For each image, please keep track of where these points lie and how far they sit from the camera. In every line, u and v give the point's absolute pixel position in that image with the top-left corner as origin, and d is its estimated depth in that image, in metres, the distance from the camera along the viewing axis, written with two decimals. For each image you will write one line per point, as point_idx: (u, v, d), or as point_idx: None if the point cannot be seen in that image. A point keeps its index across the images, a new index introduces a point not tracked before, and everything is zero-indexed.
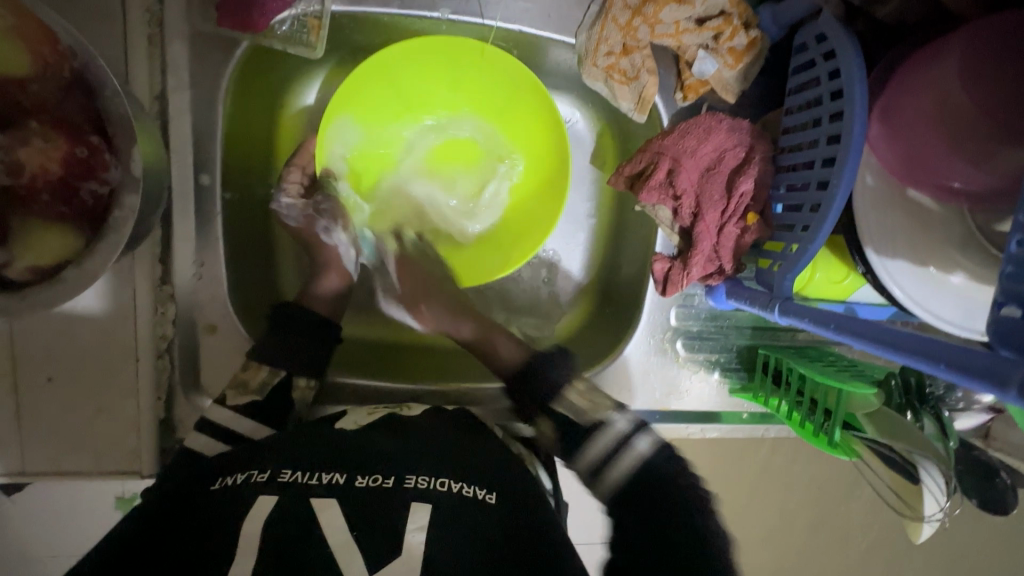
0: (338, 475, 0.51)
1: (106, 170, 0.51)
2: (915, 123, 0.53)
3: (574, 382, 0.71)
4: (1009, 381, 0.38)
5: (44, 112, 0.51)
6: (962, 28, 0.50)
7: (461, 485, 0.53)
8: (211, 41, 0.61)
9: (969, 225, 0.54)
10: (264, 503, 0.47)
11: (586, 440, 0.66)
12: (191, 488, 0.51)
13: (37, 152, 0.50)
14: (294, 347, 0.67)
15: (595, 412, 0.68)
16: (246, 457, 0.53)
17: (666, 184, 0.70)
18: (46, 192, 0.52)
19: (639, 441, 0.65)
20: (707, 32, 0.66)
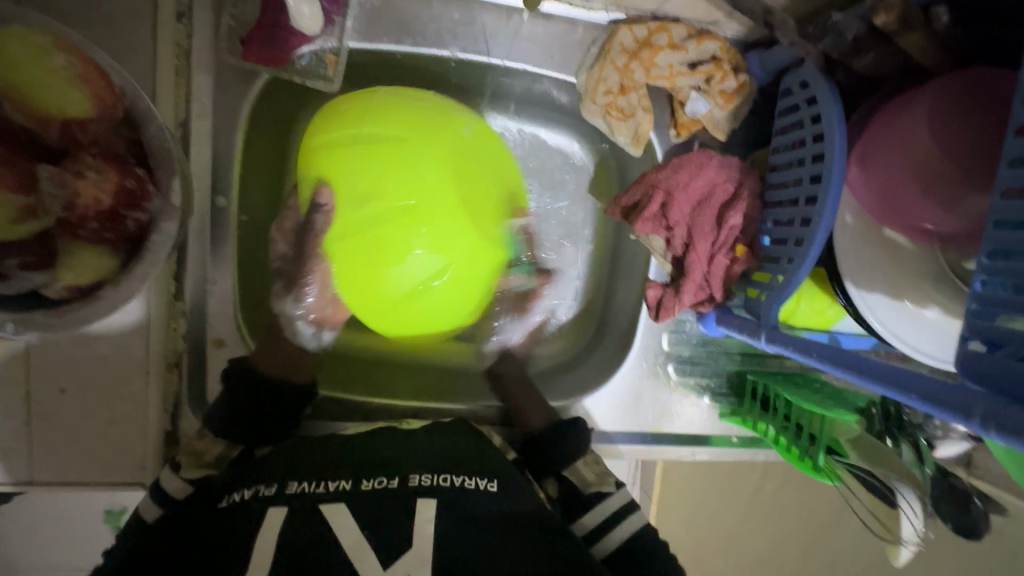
0: (344, 482, 0.53)
1: (150, 200, 0.54)
2: (892, 168, 0.56)
3: (583, 454, 0.71)
4: (972, 411, 0.41)
5: (95, 146, 0.53)
6: (930, 82, 0.55)
7: (463, 478, 0.55)
8: (234, 72, 0.65)
9: (940, 261, 0.58)
10: (274, 515, 0.49)
11: (591, 504, 0.67)
12: (205, 505, 0.53)
13: (89, 183, 0.52)
14: (254, 416, 0.65)
15: (600, 484, 0.69)
16: (252, 473, 0.55)
17: (660, 216, 0.74)
18: (95, 221, 0.53)
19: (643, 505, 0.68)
20: (699, 75, 0.71)
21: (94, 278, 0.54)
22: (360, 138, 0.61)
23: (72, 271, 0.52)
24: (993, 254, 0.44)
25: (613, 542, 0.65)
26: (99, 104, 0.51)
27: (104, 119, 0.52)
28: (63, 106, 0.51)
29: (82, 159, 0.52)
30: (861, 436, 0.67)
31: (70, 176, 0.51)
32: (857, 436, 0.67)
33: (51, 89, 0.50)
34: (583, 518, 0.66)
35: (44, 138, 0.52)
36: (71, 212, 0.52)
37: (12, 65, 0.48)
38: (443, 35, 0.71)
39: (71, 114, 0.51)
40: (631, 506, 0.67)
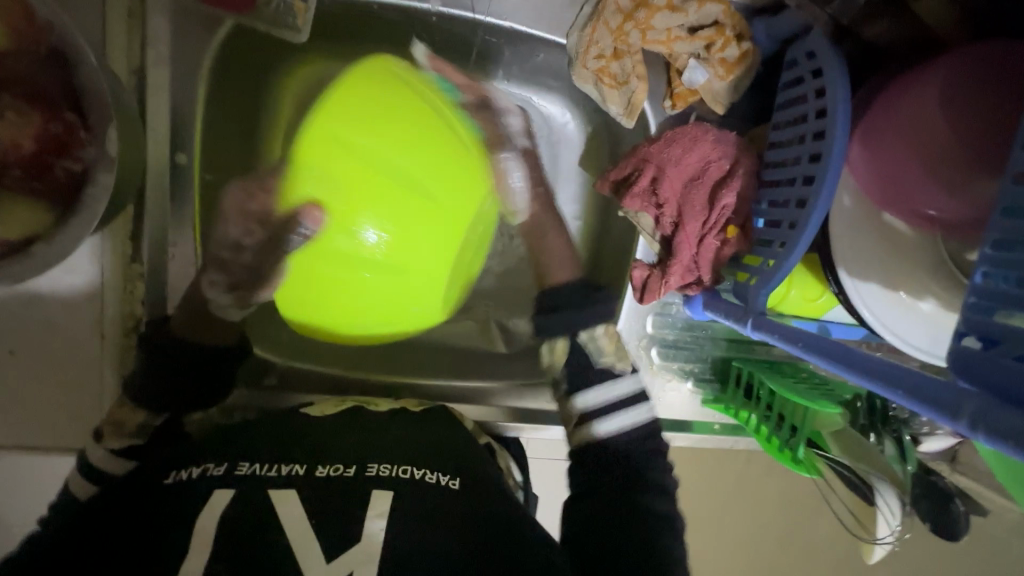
0: (298, 466, 0.50)
1: (82, 147, 0.48)
2: (896, 149, 0.52)
3: (607, 323, 0.74)
4: (961, 412, 0.39)
5: (16, 85, 0.47)
6: (945, 58, 0.50)
7: (424, 471, 0.53)
8: (193, 18, 0.60)
9: (941, 251, 0.54)
10: (219, 496, 0.46)
11: (600, 383, 0.71)
12: (148, 478, 0.51)
13: (10, 127, 0.47)
14: (178, 391, 0.62)
15: (615, 358, 0.74)
16: (201, 450, 0.52)
17: (649, 192, 0.71)
18: (20, 168, 0.48)
19: (643, 406, 0.71)
20: (699, 40, 0.66)
21: (21, 233, 0.48)
22: (380, 158, 0.51)
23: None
24: (998, 245, 0.41)
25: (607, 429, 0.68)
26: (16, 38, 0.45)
27: (23, 53, 0.46)
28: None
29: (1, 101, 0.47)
30: (844, 430, 0.65)
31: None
32: (840, 430, 0.65)
33: None
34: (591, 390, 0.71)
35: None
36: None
37: None
38: None
39: None
40: (637, 395, 0.71)
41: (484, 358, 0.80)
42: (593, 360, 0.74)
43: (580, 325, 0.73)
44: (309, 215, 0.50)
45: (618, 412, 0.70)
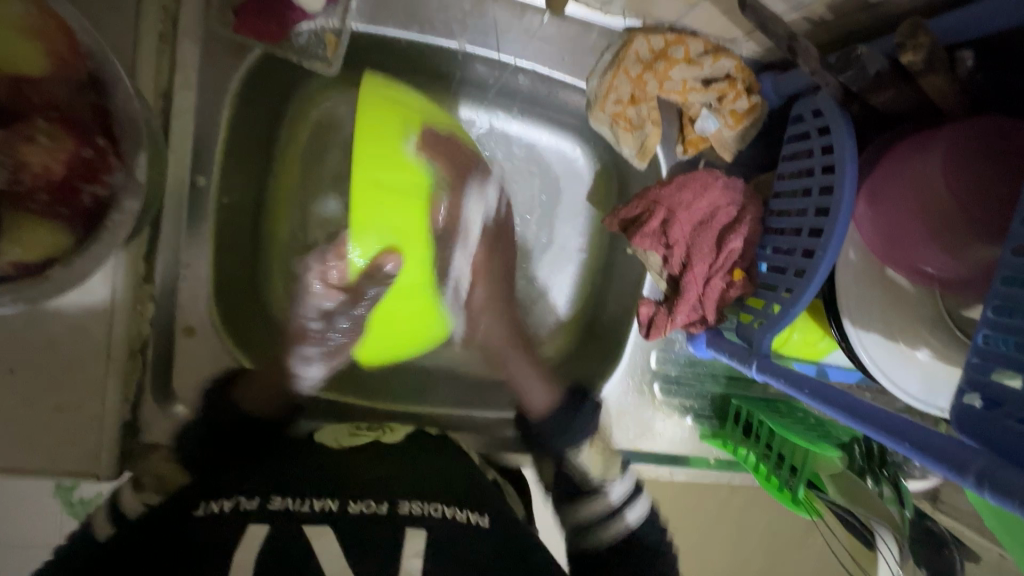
0: (330, 502, 0.53)
1: (110, 174, 0.47)
2: (899, 209, 0.55)
3: (591, 439, 0.74)
4: (968, 468, 0.41)
5: (54, 110, 0.46)
6: (947, 125, 0.53)
7: (455, 510, 0.56)
8: (223, 44, 0.61)
9: (940, 307, 0.57)
10: (254, 534, 0.49)
11: (591, 497, 0.71)
12: (183, 507, 0.54)
13: (38, 150, 0.45)
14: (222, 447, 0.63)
15: (605, 470, 0.72)
16: (233, 482, 0.55)
17: (659, 232, 0.73)
18: (47, 193, 0.47)
19: (633, 510, 0.71)
20: (712, 92, 0.69)
21: (44, 253, 0.46)
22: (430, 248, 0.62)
23: (15, 241, 0.46)
24: (998, 309, 0.43)
25: (607, 537, 0.70)
26: (57, 64, 0.45)
27: (64, 81, 0.45)
28: (16, 61, 0.45)
29: (35, 124, 0.46)
30: (843, 473, 0.66)
31: (20, 141, 0.45)
32: (839, 473, 0.66)
33: (15, 51, 0.44)
34: (586, 507, 0.71)
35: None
36: (19, 180, 0.46)
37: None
38: (452, 27, 0.67)
39: (28, 74, 0.45)
40: (635, 493, 0.72)
41: (488, 388, 0.81)
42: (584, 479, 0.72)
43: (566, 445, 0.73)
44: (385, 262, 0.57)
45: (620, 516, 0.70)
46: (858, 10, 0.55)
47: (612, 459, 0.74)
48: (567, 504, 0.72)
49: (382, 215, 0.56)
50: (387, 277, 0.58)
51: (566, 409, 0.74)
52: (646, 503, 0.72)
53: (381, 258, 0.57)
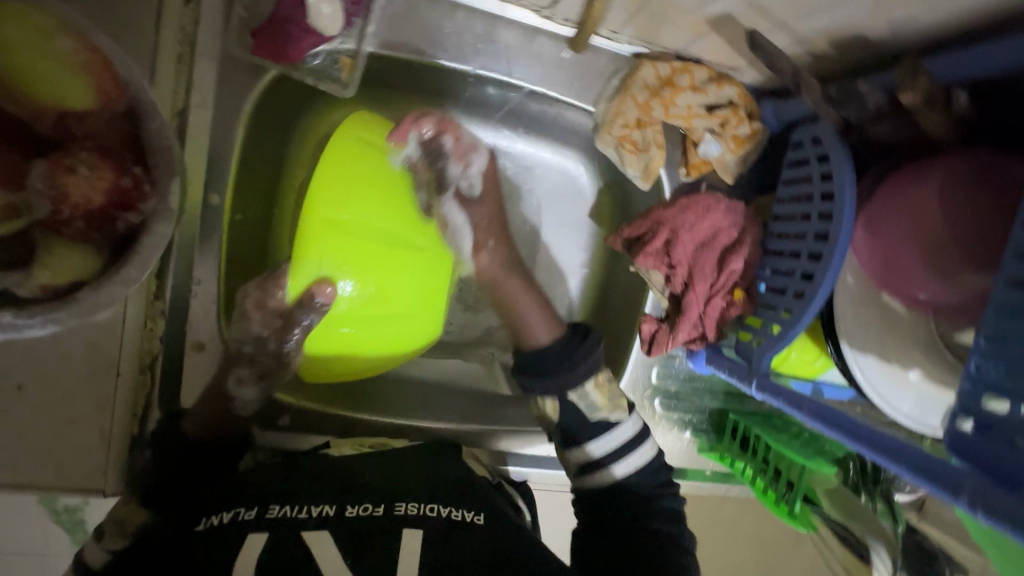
0: (328, 507, 0.56)
1: (144, 203, 0.47)
2: (894, 236, 0.57)
3: (596, 376, 0.69)
4: (961, 490, 0.43)
5: (92, 140, 0.46)
6: (943, 157, 0.55)
7: (449, 509, 0.59)
8: (241, 64, 0.62)
9: (934, 332, 0.60)
10: (254, 539, 0.52)
11: (595, 434, 0.69)
12: (181, 525, 0.55)
13: (79, 180, 0.44)
14: (183, 473, 0.62)
15: (610, 410, 0.70)
16: (236, 494, 0.57)
17: (662, 252, 0.75)
18: (83, 220, 0.45)
19: (626, 464, 0.69)
20: (715, 119, 0.71)
21: (72, 276, 0.46)
22: (388, 250, 0.65)
23: (44, 266, 0.45)
24: (992, 338, 0.46)
25: (609, 477, 0.68)
26: (102, 99, 0.45)
27: (103, 113, 0.46)
28: (64, 96, 0.45)
29: (76, 155, 0.45)
30: (838, 489, 0.68)
31: (62, 172, 0.44)
32: (834, 488, 0.69)
33: (63, 85, 0.45)
34: (586, 447, 0.69)
35: (39, 129, 0.46)
36: (58, 209, 0.45)
37: (6, 48, 0.43)
38: (465, 51, 0.69)
39: (70, 106, 0.45)
40: (639, 437, 0.70)
41: (489, 399, 0.83)
42: (589, 416, 0.69)
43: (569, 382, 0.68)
44: (321, 292, 0.62)
45: (622, 457, 0.69)
46: (859, 48, 0.58)
47: (618, 399, 0.71)
48: (570, 444, 0.70)
49: (330, 248, 0.62)
50: (318, 304, 0.63)
51: (568, 346, 0.70)
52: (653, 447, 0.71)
53: (316, 285, 0.62)
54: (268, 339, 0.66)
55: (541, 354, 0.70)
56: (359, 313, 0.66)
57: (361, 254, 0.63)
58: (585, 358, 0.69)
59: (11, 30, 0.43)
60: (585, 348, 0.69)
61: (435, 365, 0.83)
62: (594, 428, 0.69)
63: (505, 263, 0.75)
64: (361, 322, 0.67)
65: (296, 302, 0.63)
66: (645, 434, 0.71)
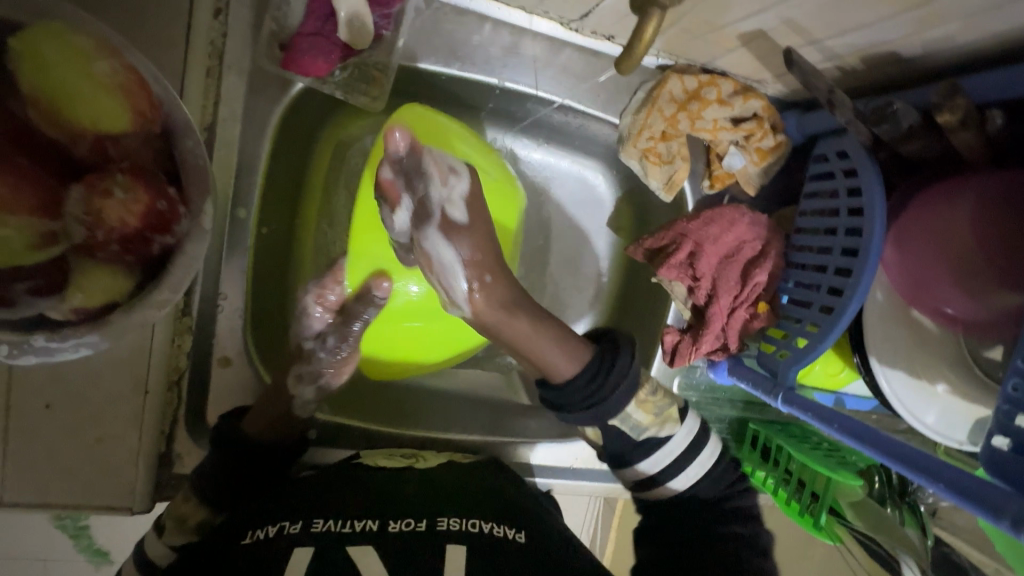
0: (371, 522, 0.56)
1: (178, 223, 0.46)
2: (923, 252, 0.58)
3: (637, 397, 0.65)
4: (1005, 512, 0.44)
5: (128, 163, 0.44)
6: (975, 175, 0.56)
7: (491, 525, 0.58)
8: (269, 78, 0.61)
9: (963, 348, 0.60)
10: (301, 553, 0.52)
11: (646, 453, 0.68)
12: (228, 539, 0.56)
13: (115, 204, 0.42)
14: (245, 482, 0.64)
15: (658, 426, 0.68)
16: (277, 508, 0.58)
17: (686, 264, 0.75)
18: (117, 244, 0.44)
19: (682, 478, 0.69)
20: (741, 132, 0.71)
21: (103, 298, 0.45)
22: None
23: (79, 290, 0.44)
24: None
25: (670, 489, 0.69)
26: (140, 121, 0.44)
27: (140, 134, 0.44)
28: (97, 120, 0.43)
29: (112, 177, 0.43)
30: (863, 500, 0.70)
31: (97, 195, 0.42)
32: (859, 500, 0.70)
33: (94, 103, 0.42)
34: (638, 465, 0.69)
35: (75, 154, 0.44)
36: (92, 234, 0.43)
37: (42, 69, 0.41)
38: (492, 63, 0.68)
39: (103, 128, 0.43)
40: (692, 448, 0.69)
41: (508, 409, 0.82)
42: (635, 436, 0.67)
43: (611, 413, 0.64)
44: (378, 286, 0.66)
45: (678, 471, 0.69)
46: (892, 65, 0.58)
47: (665, 413, 0.68)
48: (623, 461, 0.70)
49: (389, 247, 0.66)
50: (375, 299, 0.66)
51: (599, 375, 0.64)
52: (709, 453, 0.71)
53: (372, 280, 0.66)
54: (327, 335, 0.68)
55: (571, 394, 0.64)
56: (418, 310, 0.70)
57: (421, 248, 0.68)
58: (623, 380, 0.64)
59: (52, 55, 0.41)
60: (624, 366, 0.64)
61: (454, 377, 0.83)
62: (645, 446, 0.68)
63: (501, 299, 0.65)
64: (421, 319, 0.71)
65: (353, 295, 0.67)
66: (699, 441, 0.70)
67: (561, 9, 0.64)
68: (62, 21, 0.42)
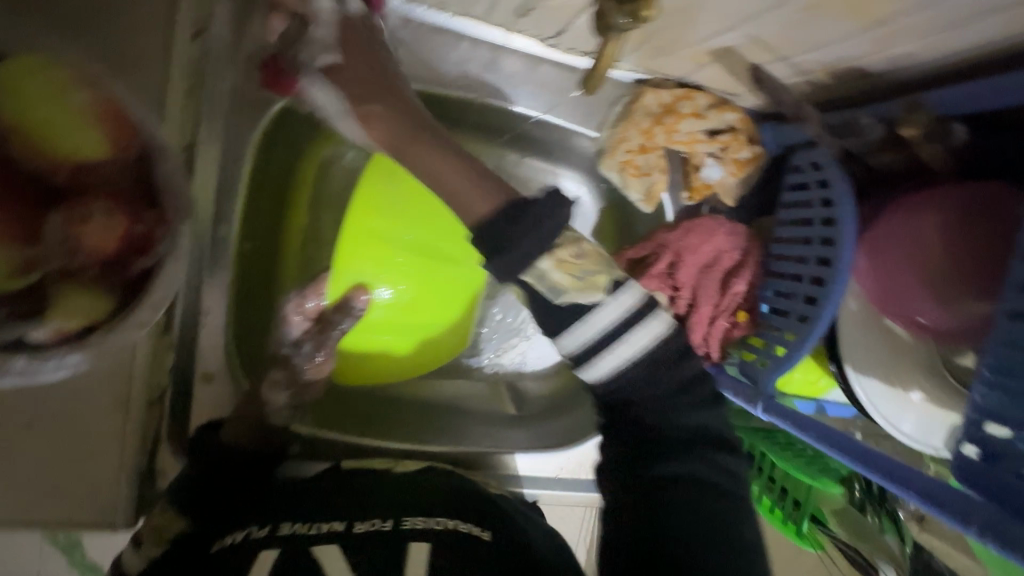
0: (337, 523, 0.56)
1: (158, 244, 0.47)
2: (893, 263, 0.59)
3: (552, 250, 0.52)
4: (972, 518, 0.44)
5: (107, 189, 0.45)
6: (942, 187, 0.57)
7: (457, 522, 0.59)
8: (248, 97, 0.62)
9: (935, 356, 0.61)
10: (266, 556, 0.53)
11: (568, 325, 0.54)
12: (203, 543, 0.57)
13: (94, 229, 0.44)
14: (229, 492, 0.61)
15: (580, 291, 0.53)
16: (245, 515, 0.58)
17: (666, 274, 0.76)
18: (96, 267, 0.45)
19: (619, 350, 0.54)
20: (717, 144, 0.72)
21: (83, 320, 0.45)
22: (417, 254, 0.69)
23: (60, 312, 0.44)
24: (996, 369, 0.47)
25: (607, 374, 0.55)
26: (120, 150, 0.45)
27: (117, 161, 0.45)
28: (74, 147, 0.43)
29: (91, 204, 0.44)
30: (844, 509, 0.72)
31: (75, 222, 0.43)
32: (840, 508, 0.73)
33: (72, 133, 0.43)
34: (572, 329, 0.54)
35: (49, 182, 0.44)
36: (71, 260, 0.44)
37: (22, 102, 0.43)
38: (470, 79, 0.70)
39: (80, 157, 0.44)
40: (624, 323, 0.54)
41: (493, 419, 0.83)
42: (557, 300, 0.54)
43: (522, 266, 0.52)
44: (358, 298, 0.67)
45: (603, 352, 0.54)
46: (860, 79, 0.59)
47: (585, 281, 0.54)
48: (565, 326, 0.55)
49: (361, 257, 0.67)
50: (355, 310, 0.67)
51: (514, 216, 0.52)
52: (651, 330, 0.55)
53: (352, 293, 0.67)
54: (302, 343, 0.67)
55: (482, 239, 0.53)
56: (394, 315, 0.71)
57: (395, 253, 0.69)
58: (546, 219, 0.51)
59: (35, 88, 0.43)
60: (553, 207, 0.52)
61: (440, 387, 0.84)
62: (573, 318, 0.54)
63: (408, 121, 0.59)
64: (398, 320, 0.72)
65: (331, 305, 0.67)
66: (638, 314, 0.54)
67: (536, 27, 0.65)
68: (45, 58, 0.45)
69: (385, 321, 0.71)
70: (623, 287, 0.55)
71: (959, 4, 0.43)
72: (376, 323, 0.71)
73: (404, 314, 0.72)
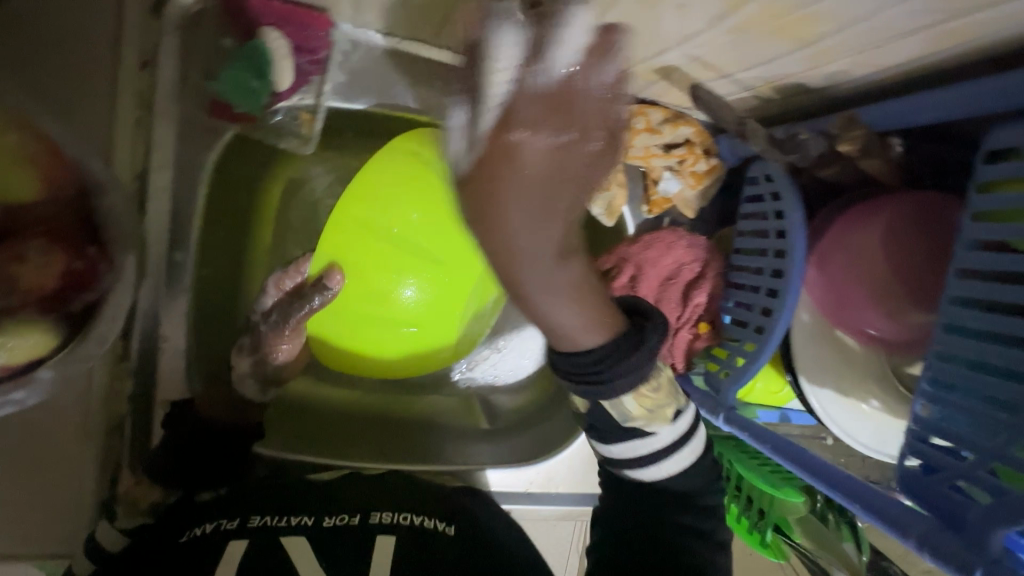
0: (306, 517, 0.60)
1: (101, 280, 0.47)
2: (842, 275, 0.59)
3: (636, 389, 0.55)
4: (909, 531, 0.45)
5: (44, 225, 0.43)
6: (885, 199, 0.57)
7: (422, 518, 0.62)
8: (200, 126, 0.63)
9: (885, 364, 0.62)
10: (236, 546, 0.56)
11: (622, 439, 0.59)
12: (176, 527, 0.60)
13: (30, 269, 0.43)
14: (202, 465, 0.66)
15: (646, 421, 0.57)
16: (215, 507, 0.61)
17: (629, 287, 0.76)
18: (37, 306, 0.44)
19: (663, 465, 0.59)
20: (673, 157, 0.73)
21: (26, 357, 0.46)
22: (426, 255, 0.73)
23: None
24: (934, 382, 0.47)
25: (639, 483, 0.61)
26: (53, 186, 0.44)
27: (53, 198, 0.44)
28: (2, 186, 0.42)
29: (22, 243, 0.42)
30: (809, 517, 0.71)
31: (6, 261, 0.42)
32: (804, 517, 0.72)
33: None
34: (621, 442, 0.59)
35: None
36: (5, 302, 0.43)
37: None
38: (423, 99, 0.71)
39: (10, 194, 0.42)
40: (676, 445, 0.59)
41: (464, 433, 0.83)
42: (620, 423, 0.57)
43: (610, 396, 0.55)
44: (333, 278, 0.68)
45: (649, 465, 0.59)
46: (801, 94, 0.60)
47: (657, 410, 0.57)
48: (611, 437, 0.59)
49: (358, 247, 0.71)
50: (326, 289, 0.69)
51: (613, 357, 0.53)
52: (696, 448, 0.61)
53: (327, 271, 0.68)
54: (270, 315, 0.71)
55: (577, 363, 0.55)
56: (397, 306, 0.75)
57: (407, 251, 0.72)
58: (634, 368, 0.54)
59: None
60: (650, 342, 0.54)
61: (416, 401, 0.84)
62: (628, 437, 0.58)
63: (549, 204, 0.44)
64: (406, 314, 0.76)
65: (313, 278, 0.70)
66: (689, 437, 0.60)
67: None
68: None
69: (384, 309, 0.75)
70: (682, 415, 0.60)
71: (878, 26, 0.44)
72: (378, 309, 0.75)
73: (409, 309, 0.75)
